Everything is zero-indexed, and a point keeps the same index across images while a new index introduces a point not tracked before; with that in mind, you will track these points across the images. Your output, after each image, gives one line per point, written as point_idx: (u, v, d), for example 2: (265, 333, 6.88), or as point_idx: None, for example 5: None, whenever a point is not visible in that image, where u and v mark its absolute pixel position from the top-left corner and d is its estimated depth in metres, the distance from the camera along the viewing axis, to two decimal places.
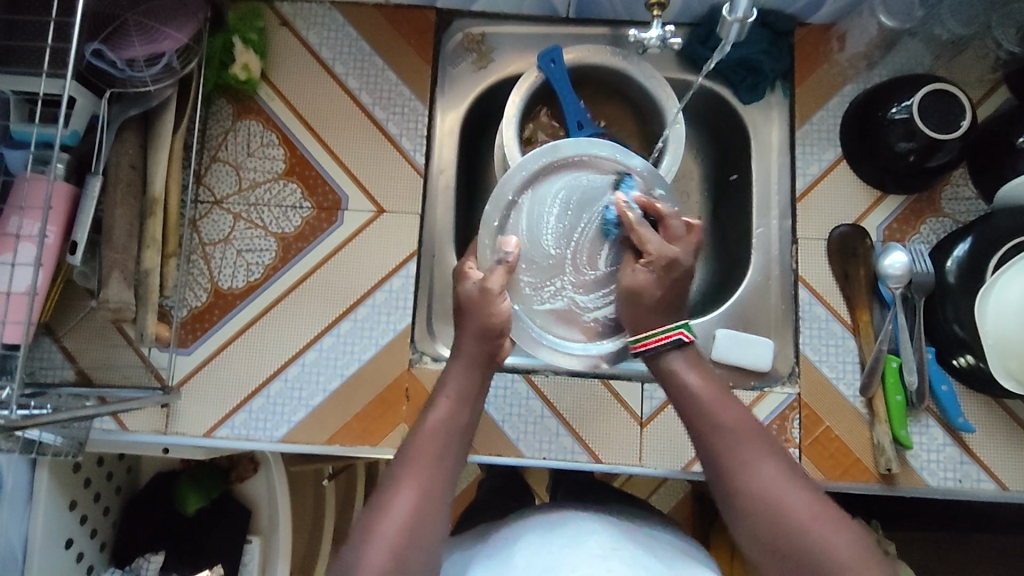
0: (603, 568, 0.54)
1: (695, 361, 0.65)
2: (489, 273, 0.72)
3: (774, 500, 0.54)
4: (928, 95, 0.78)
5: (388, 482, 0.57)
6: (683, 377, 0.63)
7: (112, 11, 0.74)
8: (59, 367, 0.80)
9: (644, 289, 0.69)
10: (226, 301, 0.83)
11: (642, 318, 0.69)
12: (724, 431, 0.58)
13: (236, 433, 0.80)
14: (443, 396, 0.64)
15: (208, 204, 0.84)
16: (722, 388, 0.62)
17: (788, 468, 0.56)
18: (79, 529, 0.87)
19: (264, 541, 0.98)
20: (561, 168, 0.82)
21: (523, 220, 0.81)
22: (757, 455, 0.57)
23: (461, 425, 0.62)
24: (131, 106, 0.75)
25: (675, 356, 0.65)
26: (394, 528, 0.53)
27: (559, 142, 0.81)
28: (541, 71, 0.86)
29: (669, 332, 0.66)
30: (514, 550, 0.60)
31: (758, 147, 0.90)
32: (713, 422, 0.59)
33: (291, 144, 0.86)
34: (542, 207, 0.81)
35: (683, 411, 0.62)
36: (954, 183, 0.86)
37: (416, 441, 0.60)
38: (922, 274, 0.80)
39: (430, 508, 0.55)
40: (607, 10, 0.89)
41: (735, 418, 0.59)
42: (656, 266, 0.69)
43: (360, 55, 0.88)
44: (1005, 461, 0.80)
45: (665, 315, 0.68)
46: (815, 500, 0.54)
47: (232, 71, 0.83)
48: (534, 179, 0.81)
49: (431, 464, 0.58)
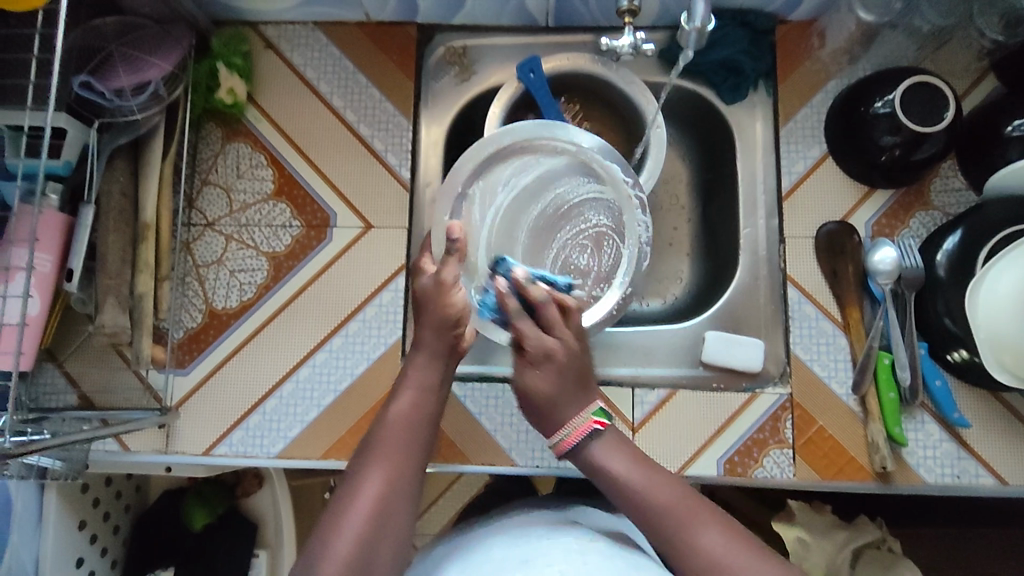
0: (576, 560, 0.54)
1: (617, 444, 0.64)
2: (444, 264, 0.70)
3: (723, 565, 0.55)
4: (908, 88, 0.77)
5: (356, 469, 0.58)
6: (608, 464, 0.63)
7: (97, 44, 0.77)
8: (62, 392, 0.83)
9: (541, 390, 0.66)
10: (221, 321, 0.84)
11: (551, 414, 0.66)
12: (658, 512, 0.58)
13: (234, 451, 0.82)
14: (407, 387, 0.66)
15: (201, 226, 0.86)
16: (648, 466, 0.62)
17: (735, 536, 0.57)
18: (89, 548, 0.89)
19: (271, 555, 1.00)
20: (508, 155, 0.81)
21: (476, 209, 0.81)
22: (703, 529, 0.57)
23: (427, 416, 0.65)
24: (120, 135, 0.78)
25: (594, 448, 0.64)
26: (362, 513, 0.54)
27: (505, 129, 0.79)
28: (520, 82, 0.87)
29: (581, 426, 0.64)
30: (492, 548, 0.60)
31: (743, 146, 0.90)
32: (652, 507, 0.59)
33: (278, 164, 0.88)
34: (492, 190, 0.82)
35: (620, 499, 0.61)
36: (944, 175, 0.85)
37: (382, 434, 0.61)
38: (912, 269, 0.79)
39: (400, 489, 0.57)
40: (585, 17, 0.89)
41: (669, 497, 0.59)
42: (538, 365, 0.66)
43: (343, 73, 0.89)
44: (1003, 456, 0.79)
45: (571, 404, 0.65)
46: (764, 562, 0.55)
47: (218, 95, 0.85)
48: (483, 168, 0.81)
49: (394, 451, 0.59)
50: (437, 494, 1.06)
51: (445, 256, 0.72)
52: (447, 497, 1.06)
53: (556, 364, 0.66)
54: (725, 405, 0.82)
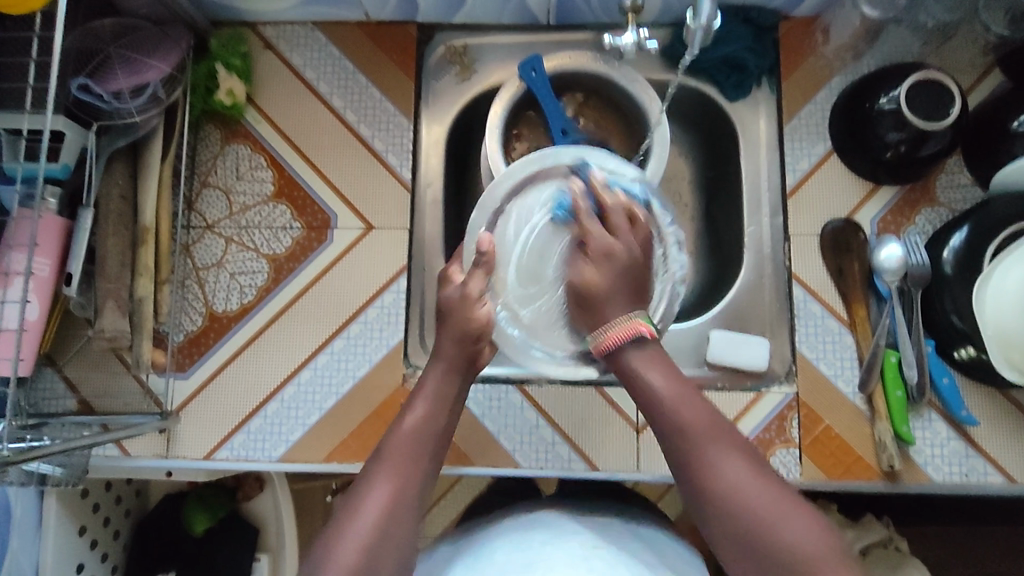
0: (581, 568, 0.54)
1: (655, 357, 0.61)
2: (470, 275, 0.71)
3: (739, 495, 0.53)
4: (915, 83, 0.76)
5: (365, 475, 0.58)
6: (643, 373, 0.61)
7: (95, 46, 0.76)
8: (61, 397, 0.82)
9: (595, 283, 0.65)
10: (221, 324, 0.84)
11: (601, 309, 0.64)
12: (684, 428, 0.57)
13: (235, 455, 0.81)
14: (421, 398, 0.65)
15: (200, 229, 0.86)
16: (682, 379, 0.60)
17: (754, 466, 0.55)
18: (90, 553, 0.88)
19: (273, 559, 1.00)
20: (551, 178, 0.77)
21: (510, 224, 0.76)
22: (721, 453, 0.55)
23: (440, 423, 0.63)
24: (119, 137, 0.77)
25: (634, 354, 0.62)
26: (370, 521, 0.53)
27: (552, 150, 0.77)
28: (523, 80, 0.86)
29: (625, 326, 0.62)
30: (495, 550, 0.60)
31: (747, 144, 0.89)
32: (676, 422, 0.57)
33: (278, 165, 0.87)
34: (531, 212, 0.76)
35: (648, 412, 0.60)
36: (950, 171, 0.84)
37: (393, 441, 0.60)
38: (917, 266, 0.79)
39: (407, 495, 0.56)
40: (586, 15, 0.89)
41: (698, 417, 0.57)
42: (599, 258, 0.66)
43: (343, 74, 0.89)
44: (1011, 454, 0.78)
45: (620, 306, 0.64)
46: (783, 500, 0.53)
47: (217, 96, 0.84)
48: (523, 186, 0.77)
49: (403, 459, 0.58)
50: (439, 495, 1.05)
51: (472, 268, 0.71)
52: (447, 500, 1.05)
53: (620, 264, 0.66)
54: (730, 404, 0.81)
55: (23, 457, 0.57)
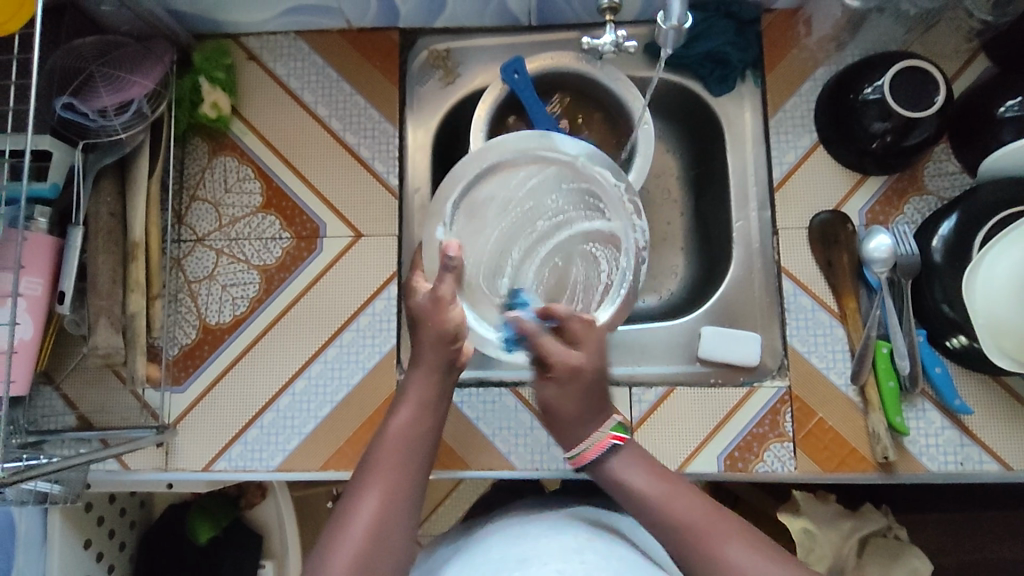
0: (574, 560, 0.53)
1: (636, 460, 0.62)
2: (438, 279, 0.70)
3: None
4: (898, 74, 0.76)
5: (356, 484, 0.58)
6: (629, 480, 0.61)
7: (78, 65, 0.76)
8: (61, 414, 0.83)
9: (557, 407, 0.66)
10: (215, 336, 0.84)
11: (574, 429, 0.66)
12: (680, 526, 0.56)
13: (234, 465, 0.82)
14: (404, 402, 0.65)
15: (191, 242, 0.86)
16: (670, 479, 0.61)
17: (763, 550, 0.54)
18: (97, 565, 0.89)
19: (278, 566, 1.01)
20: (495, 172, 0.81)
21: (467, 227, 0.81)
22: (725, 543, 0.54)
23: (426, 428, 0.63)
24: (106, 155, 0.77)
25: (612, 463, 0.62)
26: (362, 529, 0.54)
27: (486, 145, 0.79)
28: (505, 83, 0.86)
29: (598, 440, 0.64)
30: (489, 549, 0.60)
31: (733, 138, 0.89)
32: (673, 522, 0.57)
33: (266, 176, 0.87)
34: (483, 209, 0.82)
35: (645, 518, 0.59)
36: (937, 159, 0.84)
37: (380, 448, 0.61)
38: (906, 256, 0.78)
39: (397, 506, 0.56)
40: (568, 14, 0.88)
41: (696, 512, 0.57)
42: (561, 380, 0.66)
43: (327, 82, 0.89)
44: (1007, 441, 0.78)
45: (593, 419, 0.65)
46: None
47: (202, 110, 0.85)
48: (470, 187, 0.80)
49: (390, 469, 0.58)
50: (443, 496, 1.06)
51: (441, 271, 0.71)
52: (448, 503, 1.06)
53: (579, 381, 0.66)
54: (724, 400, 0.81)
55: (21, 476, 0.58)
